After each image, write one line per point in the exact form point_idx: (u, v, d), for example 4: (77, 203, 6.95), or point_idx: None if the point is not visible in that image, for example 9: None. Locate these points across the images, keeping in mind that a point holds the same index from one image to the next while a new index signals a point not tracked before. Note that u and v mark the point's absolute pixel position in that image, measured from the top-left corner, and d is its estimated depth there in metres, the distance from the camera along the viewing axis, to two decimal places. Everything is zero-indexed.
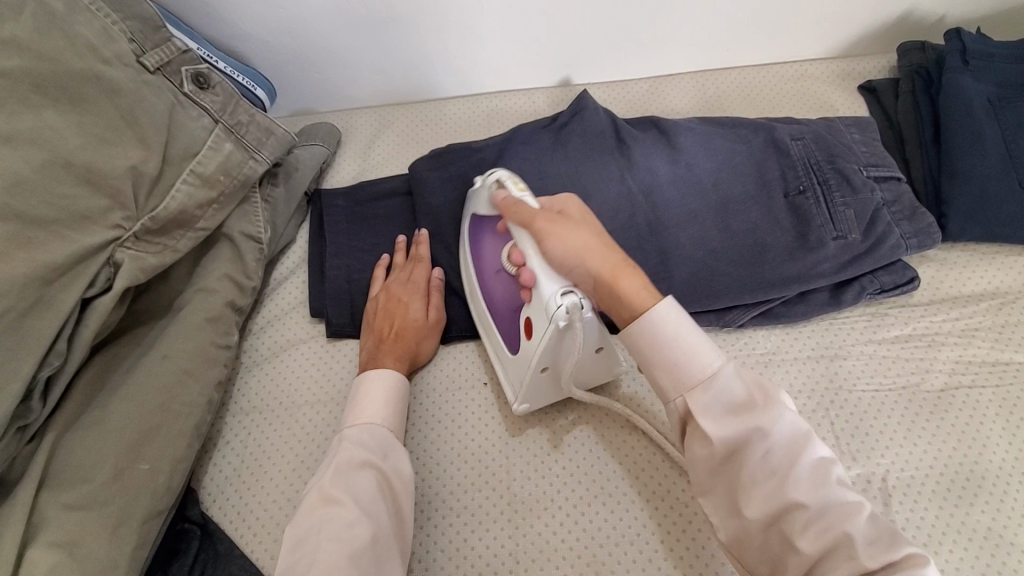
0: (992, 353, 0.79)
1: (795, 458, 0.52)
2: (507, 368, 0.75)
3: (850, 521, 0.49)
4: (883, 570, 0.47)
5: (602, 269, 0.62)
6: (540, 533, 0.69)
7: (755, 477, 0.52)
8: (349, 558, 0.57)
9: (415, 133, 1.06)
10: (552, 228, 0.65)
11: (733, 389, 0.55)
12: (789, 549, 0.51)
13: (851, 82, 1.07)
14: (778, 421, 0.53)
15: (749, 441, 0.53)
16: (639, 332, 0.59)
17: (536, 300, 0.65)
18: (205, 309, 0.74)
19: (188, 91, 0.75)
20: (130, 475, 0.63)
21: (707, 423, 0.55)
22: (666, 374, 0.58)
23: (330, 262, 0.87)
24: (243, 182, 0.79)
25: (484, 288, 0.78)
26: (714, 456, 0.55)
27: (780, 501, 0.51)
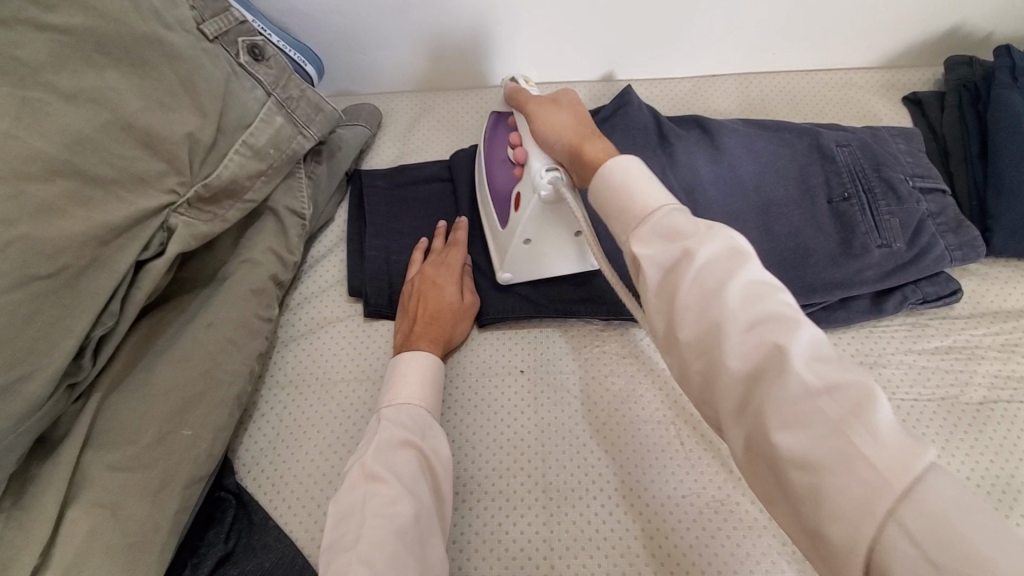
0: None
1: (726, 275, 0.46)
2: (496, 245, 0.82)
3: (794, 338, 0.42)
4: (825, 391, 0.40)
5: (574, 138, 0.66)
6: (574, 522, 0.69)
7: (687, 299, 0.47)
8: (392, 533, 0.57)
9: (456, 119, 1.06)
10: (543, 112, 0.71)
11: (677, 220, 0.50)
12: (741, 377, 0.43)
13: (896, 93, 1.06)
14: (716, 244, 0.47)
15: (679, 263, 0.48)
16: (599, 181, 0.57)
17: (527, 176, 0.72)
18: (249, 280, 0.74)
19: (244, 62, 0.76)
20: (173, 439, 0.63)
21: (642, 248, 0.51)
22: (615, 212, 0.55)
23: (370, 243, 0.87)
24: (291, 157, 0.79)
25: (488, 178, 0.84)
26: (653, 288, 0.49)
27: (718, 322, 0.45)
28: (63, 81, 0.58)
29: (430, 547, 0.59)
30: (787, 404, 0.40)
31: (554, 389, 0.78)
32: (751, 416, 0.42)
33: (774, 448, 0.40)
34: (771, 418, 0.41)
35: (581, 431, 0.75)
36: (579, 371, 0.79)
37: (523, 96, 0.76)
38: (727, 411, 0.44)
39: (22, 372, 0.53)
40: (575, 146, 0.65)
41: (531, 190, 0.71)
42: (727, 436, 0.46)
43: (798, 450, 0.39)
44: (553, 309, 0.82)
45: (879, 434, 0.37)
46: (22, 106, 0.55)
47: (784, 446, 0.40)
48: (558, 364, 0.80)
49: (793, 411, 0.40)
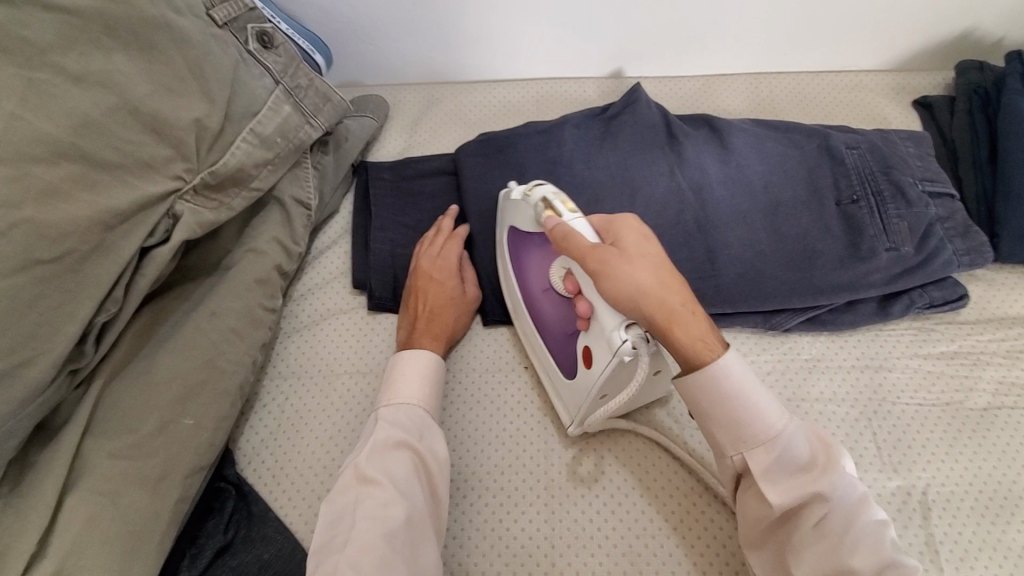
0: None
1: (847, 512, 0.55)
2: (562, 398, 0.73)
3: (882, 547, 0.53)
4: (847, 540, 0.54)
5: (658, 310, 0.59)
6: (576, 519, 0.69)
7: (817, 532, 0.55)
8: (383, 536, 0.57)
9: (463, 113, 1.05)
10: (609, 266, 0.60)
11: (796, 446, 0.58)
12: (818, 572, 0.54)
13: (906, 96, 1.06)
14: (837, 471, 0.56)
15: (814, 493, 0.56)
16: (701, 378, 0.59)
17: (599, 335, 0.62)
18: (254, 270, 0.73)
19: (252, 49, 0.75)
20: (174, 429, 0.62)
21: (767, 481, 0.58)
22: (726, 437, 0.59)
23: (375, 235, 0.86)
24: (297, 147, 0.78)
25: (534, 313, 0.75)
26: (763, 514, 0.58)
27: (817, 518, 0.56)
28: (69, 63, 0.57)
29: (423, 547, 0.60)
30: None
31: None
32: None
33: None
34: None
35: (584, 431, 0.74)
36: None
37: (569, 232, 0.64)
38: None
39: (23, 356, 0.52)
40: (665, 320, 0.59)
41: (604, 349, 0.61)
42: None
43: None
44: None
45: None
46: (29, 88, 0.54)
47: None
48: None
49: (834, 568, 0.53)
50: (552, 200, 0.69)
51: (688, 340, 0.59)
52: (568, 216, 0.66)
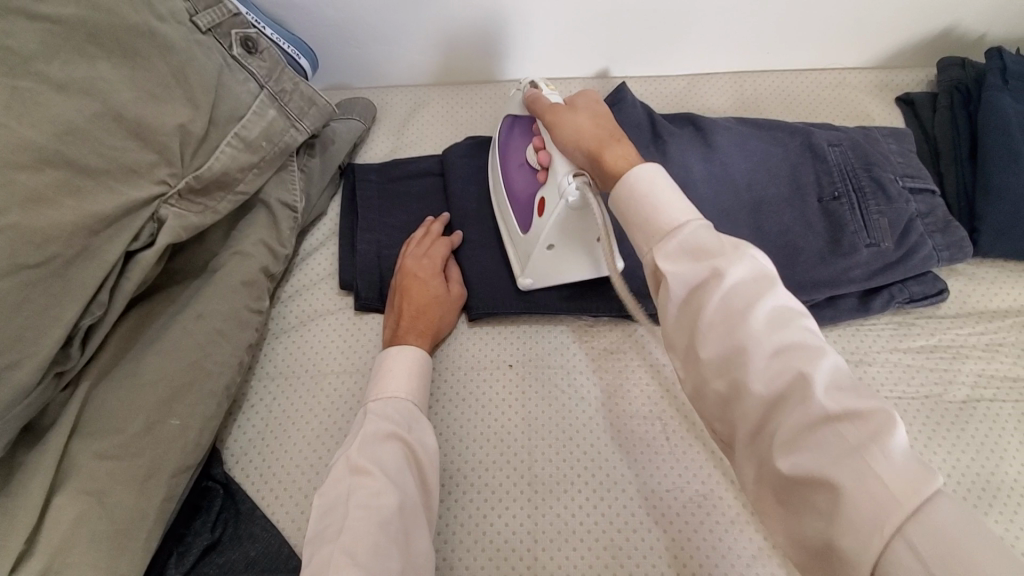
0: (1014, 370, 0.79)
1: (753, 298, 0.46)
2: (517, 249, 0.81)
3: (812, 358, 0.44)
4: (845, 418, 0.41)
5: (593, 145, 0.64)
6: (558, 515, 0.70)
7: (710, 321, 0.47)
8: (378, 524, 0.57)
9: (450, 115, 1.06)
10: (560, 118, 0.69)
11: (701, 236, 0.50)
12: (733, 379, 0.46)
13: (889, 93, 1.06)
14: (736, 253, 0.48)
15: (708, 282, 0.48)
16: (620, 188, 0.56)
17: (552, 181, 0.72)
18: (240, 272, 0.74)
19: (237, 54, 0.76)
20: (161, 429, 0.64)
21: (669, 265, 0.50)
22: (637, 223, 0.54)
23: (361, 236, 0.87)
24: (283, 150, 0.79)
25: (505, 180, 0.84)
26: (673, 307, 0.50)
27: (735, 336, 0.46)
28: (53, 71, 0.59)
29: (414, 537, 0.60)
30: (805, 433, 0.42)
31: (541, 383, 0.78)
32: (766, 440, 0.44)
33: (778, 470, 0.43)
34: (785, 441, 0.43)
35: (568, 428, 0.75)
36: (568, 366, 0.80)
37: (542, 99, 0.74)
38: (743, 433, 0.46)
39: (10, 360, 0.53)
40: (597, 145, 0.63)
41: (556, 195, 0.71)
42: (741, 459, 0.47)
43: (812, 475, 0.41)
44: (543, 305, 0.82)
45: (885, 453, 0.38)
46: (12, 96, 0.55)
47: (785, 468, 0.42)
48: (547, 360, 0.80)
49: (816, 441, 0.41)
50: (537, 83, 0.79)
51: (618, 157, 0.61)
52: (546, 88, 0.77)
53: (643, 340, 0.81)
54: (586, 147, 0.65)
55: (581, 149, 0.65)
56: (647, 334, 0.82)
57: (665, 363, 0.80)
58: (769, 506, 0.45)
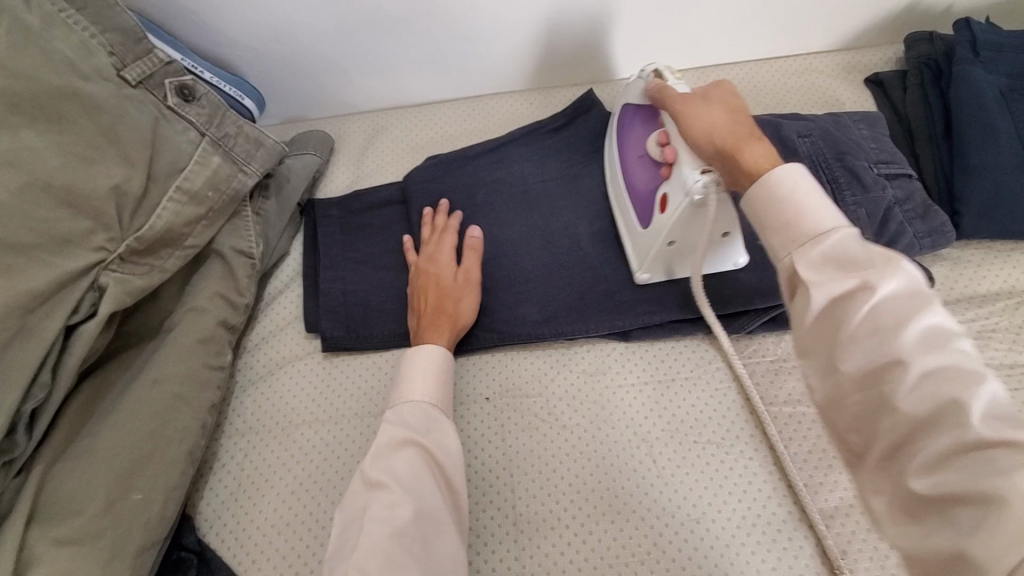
0: (1009, 355, 0.76)
1: (907, 316, 0.41)
2: (633, 245, 0.81)
3: (971, 381, 0.38)
4: (1002, 446, 0.35)
5: (727, 138, 0.60)
6: (547, 554, 0.67)
7: (853, 332, 0.43)
8: (390, 536, 0.56)
9: (409, 138, 1.03)
10: (690, 112, 0.65)
11: (852, 246, 0.45)
12: (873, 395, 0.42)
13: (858, 75, 1.03)
14: (889, 266, 0.43)
15: (853, 293, 0.43)
16: (757, 189, 0.51)
17: (676, 175, 0.69)
18: (196, 329, 0.71)
19: (173, 104, 0.73)
20: (122, 506, 0.61)
21: (810, 274, 0.45)
22: (775, 227, 0.49)
23: (325, 276, 0.85)
24: (233, 197, 0.77)
25: (625, 174, 0.82)
26: (808, 315, 0.45)
27: (877, 359, 0.41)
28: None
29: (437, 545, 0.58)
30: (950, 458, 0.37)
31: (521, 414, 0.75)
32: (904, 460, 0.40)
33: (913, 491, 0.38)
34: (925, 461, 0.38)
35: (549, 461, 0.72)
36: (546, 392, 0.77)
37: (666, 91, 0.70)
38: (879, 449, 0.41)
39: None
40: (730, 144, 0.58)
41: (679, 193, 0.69)
42: (872, 476, 0.42)
43: (957, 499, 0.36)
44: (517, 332, 0.80)
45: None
46: None
47: (922, 488, 0.38)
48: (525, 389, 0.77)
49: (962, 466, 0.36)
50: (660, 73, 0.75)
51: (755, 156, 0.55)
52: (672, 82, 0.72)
53: (623, 358, 0.78)
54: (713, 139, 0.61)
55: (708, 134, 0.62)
56: (627, 351, 0.79)
57: (648, 380, 0.77)
58: (905, 527, 0.39)
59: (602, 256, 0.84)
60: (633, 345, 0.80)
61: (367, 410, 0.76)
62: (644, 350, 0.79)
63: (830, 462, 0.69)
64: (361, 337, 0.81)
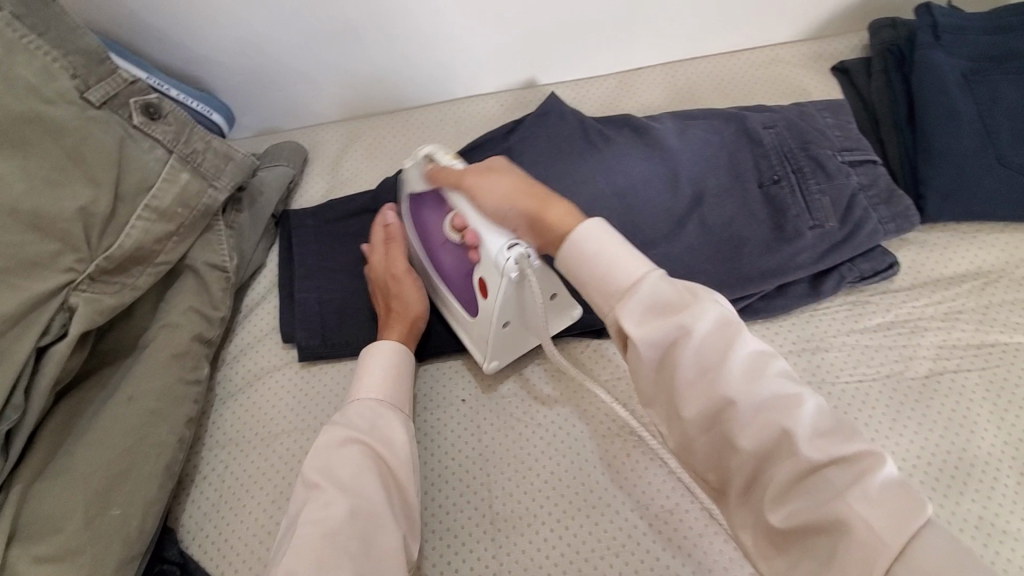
0: (975, 335, 0.77)
1: (725, 353, 0.46)
2: (469, 331, 0.76)
3: (788, 407, 0.44)
4: (831, 465, 0.42)
5: (528, 205, 0.61)
6: (523, 551, 0.68)
7: (686, 380, 0.47)
8: (322, 534, 0.56)
9: (381, 146, 1.04)
10: (480, 187, 0.65)
11: (662, 293, 0.49)
12: (718, 436, 0.46)
13: (824, 64, 1.04)
14: (698, 307, 0.47)
15: (676, 341, 0.47)
16: (567, 254, 0.54)
17: (484, 260, 0.67)
18: (170, 345, 0.72)
19: (138, 123, 0.74)
20: (102, 522, 0.62)
21: (636, 331, 0.49)
22: (592, 286, 0.53)
23: (300, 286, 0.86)
24: (204, 212, 0.78)
25: (435, 262, 0.77)
26: (646, 368, 0.49)
27: (710, 402, 0.46)
28: None
29: (378, 540, 0.58)
30: (794, 486, 0.43)
31: (496, 414, 0.76)
32: (758, 492, 0.45)
33: (772, 523, 0.44)
34: (775, 494, 0.44)
35: (525, 459, 0.73)
36: (521, 392, 0.78)
37: (450, 173, 0.70)
38: (736, 483, 0.47)
39: None
40: (536, 205, 0.60)
41: (495, 274, 0.66)
42: (734, 506, 0.48)
43: (808, 527, 0.42)
44: None
45: (871, 506, 0.39)
46: None
47: (779, 521, 0.43)
48: (500, 389, 0.78)
49: (806, 492, 0.42)
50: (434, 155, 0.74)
51: (563, 214, 0.58)
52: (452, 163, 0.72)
53: (596, 355, 0.79)
54: (515, 205, 0.62)
55: (507, 199, 0.62)
56: (601, 347, 0.80)
57: (622, 375, 0.77)
58: (770, 553, 0.45)
59: None
60: (607, 341, 0.80)
61: None
62: (618, 346, 0.80)
63: None
64: (337, 344, 0.82)
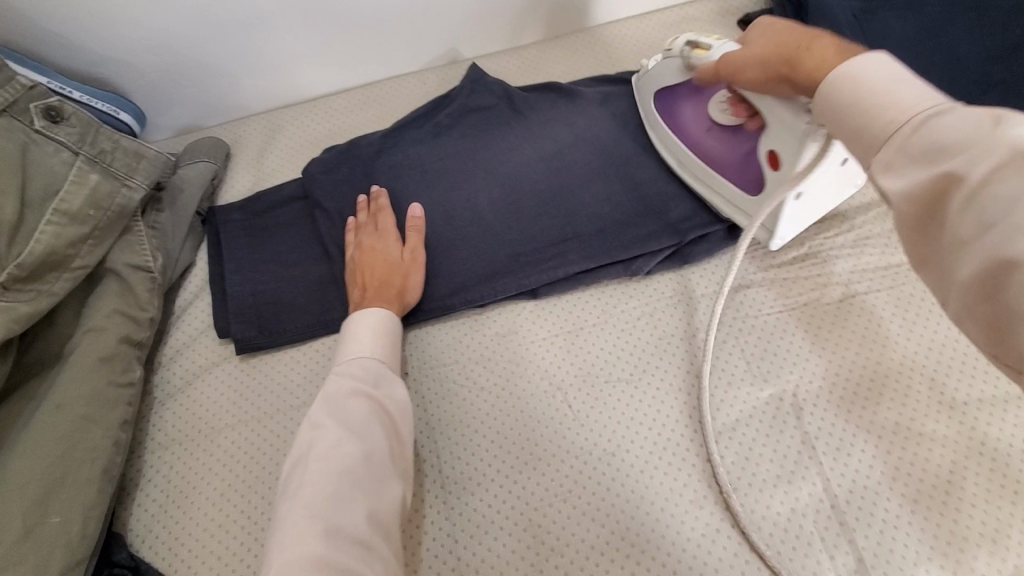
0: (883, 259, 0.80)
1: (1013, 194, 0.36)
2: (740, 211, 0.80)
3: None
4: None
5: (779, 59, 0.59)
6: (475, 508, 0.69)
7: (959, 224, 0.39)
8: (337, 474, 0.58)
9: (307, 134, 1.03)
10: (738, 60, 0.65)
11: (948, 125, 0.40)
12: (993, 293, 0.37)
13: (731, 18, 1.08)
14: (985, 142, 0.38)
15: (948, 178, 0.39)
16: (829, 100, 0.48)
17: (778, 133, 0.68)
18: (97, 349, 0.71)
19: (40, 127, 0.72)
20: (40, 531, 0.61)
21: (889, 177, 0.43)
22: (854, 133, 0.46)
23: (232, 280, 0.85)
24: (119, 213, 0.76)
25: (696, 152, 0.81)
26: (908, 222, 0.43)
27: (992, 252, 0.36)
28: None
29: (385, 486, 0.60)
30: None
31: (440, 384, 0.77)
32: None
33: None
34: None
35: (472, 422, 0.74)
36: (464, 359, 0.79)
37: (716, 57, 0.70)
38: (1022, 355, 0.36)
39: None
40: (792, 60, 0.57)
41: (793, 144, 0.67)
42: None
43: None
44: (429, 307, 0.81)
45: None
46: None
47: None
48: (442, 360, 0.79)
49: None
50: (696, 42, 0.74)
51: (817, 62, 0.54)
52: (714, 48, 0.71)
53: (534, 316, 0.81)
54: (762, 64, 0.61)
55: (755, 59, 0.62)
56: (536, 309, 0.82)
57: (557, 332, 0.79)
58: None
59: (505, 220, 0.86)
60: (543, 302, 0.82)
61: (288, 405, 0.77)
62: (554, 304, 0.82)
63: (729, 379, 0.74)
64: (275, 333, 0.81)
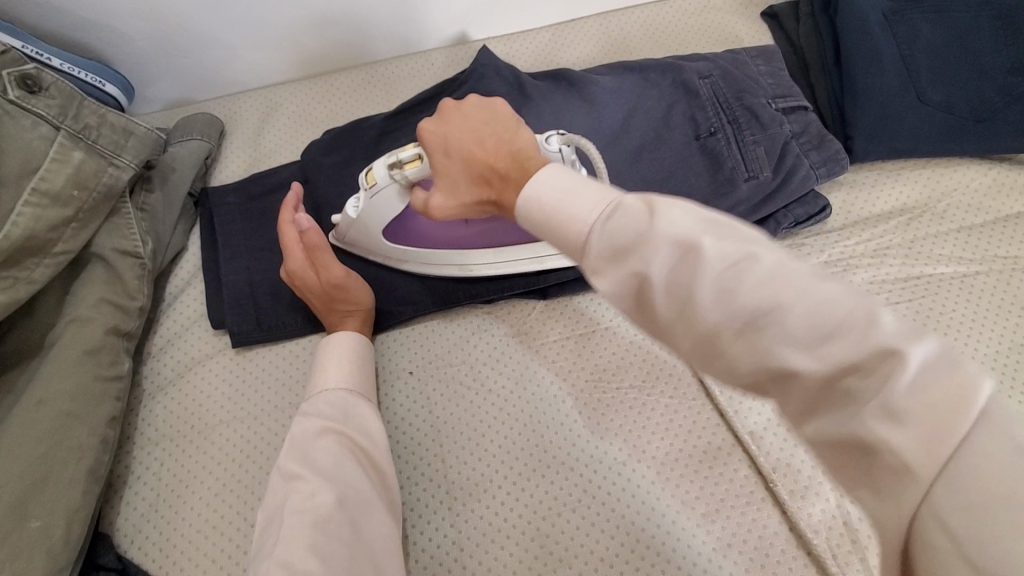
0: (902, 270, 0.80)
1: (692, 276, 0.38)
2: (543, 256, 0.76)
3: (778, 315, 0.35)
4: (853, 375, 0.33)
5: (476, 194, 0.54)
6: (481, 516, 0.67)
7: (666, 315, 0.40)
8: (314, 525, 0.55)
9: (306, 114, 0.97)
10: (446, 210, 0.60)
11: (617, 226, 0.41)
12: (721, 368, 0.39)
13: (754, 9, 1.03)
14: (653, 240, 0.39)
15: (642, 275, 0.40)
16: (526, 216, 0.46)
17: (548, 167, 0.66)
18: (81, 341, 0.66)
19: (15, 97, 0.65)
20: (19, 535, 0.58)
21: (601, 282, 0.42)
22: (555, 241, 0.45)
23: (226, 268, 0.80)
24: (106, 194, 0.71)
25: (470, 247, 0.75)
26: (626, 310, 0.43)
27: (700, 333, 0.38)
28: None
29: (367, 527, 0.58)
30: (823, 406, 0.35)
31: (445, 385, 0.75)
32: (791, 410, 0.37)
33: (808, 436, 0.36)
34: (814, 414, 0.35)
35: (481, 424, 0.72)
36: (473, 359, 0.76)
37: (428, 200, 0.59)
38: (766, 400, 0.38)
39: None
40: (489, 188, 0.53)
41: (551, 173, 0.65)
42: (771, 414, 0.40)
43: (844, 444, 0.34)
44: (436, 303, 0.78)
45: (906, 421, 0.30)
46: None
47: (814, 434, 0.36)
48: (448, 358, 0.76)
49: (834, 409, 0.34)
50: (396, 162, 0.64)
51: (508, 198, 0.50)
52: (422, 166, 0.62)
53: (543, 317, 0.78)
54: (466, 165, 0.55)
55: (457, 161, 0.55)
56: (548, 308, 0.79)
57: (568, 335, 0.77)
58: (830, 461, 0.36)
59: None
60: (554, 302, 0.79)
61: (286, 403, 0.74)
62: (566, 308, 0.78)
63: None
64: (272, 327, 0.77)
